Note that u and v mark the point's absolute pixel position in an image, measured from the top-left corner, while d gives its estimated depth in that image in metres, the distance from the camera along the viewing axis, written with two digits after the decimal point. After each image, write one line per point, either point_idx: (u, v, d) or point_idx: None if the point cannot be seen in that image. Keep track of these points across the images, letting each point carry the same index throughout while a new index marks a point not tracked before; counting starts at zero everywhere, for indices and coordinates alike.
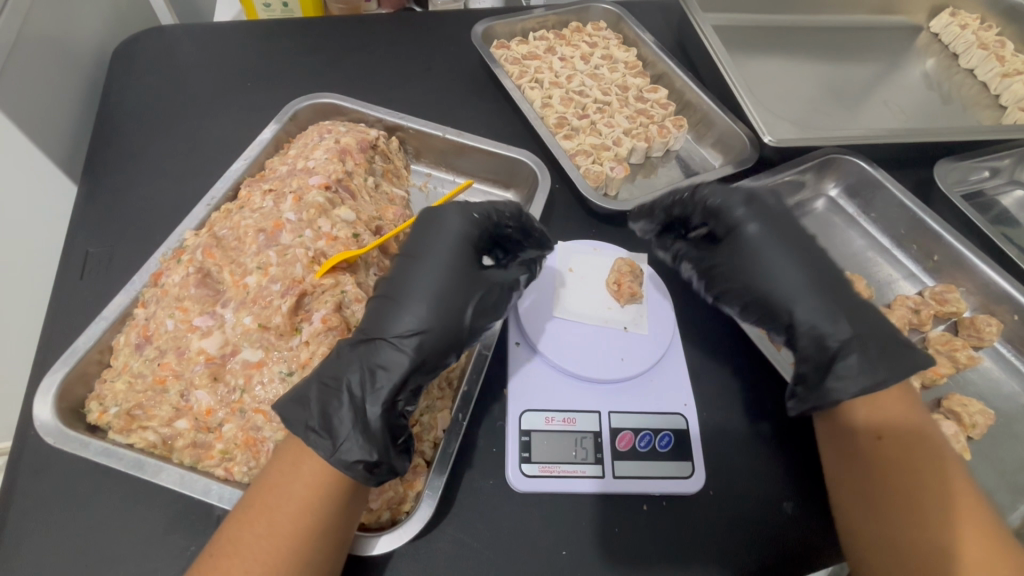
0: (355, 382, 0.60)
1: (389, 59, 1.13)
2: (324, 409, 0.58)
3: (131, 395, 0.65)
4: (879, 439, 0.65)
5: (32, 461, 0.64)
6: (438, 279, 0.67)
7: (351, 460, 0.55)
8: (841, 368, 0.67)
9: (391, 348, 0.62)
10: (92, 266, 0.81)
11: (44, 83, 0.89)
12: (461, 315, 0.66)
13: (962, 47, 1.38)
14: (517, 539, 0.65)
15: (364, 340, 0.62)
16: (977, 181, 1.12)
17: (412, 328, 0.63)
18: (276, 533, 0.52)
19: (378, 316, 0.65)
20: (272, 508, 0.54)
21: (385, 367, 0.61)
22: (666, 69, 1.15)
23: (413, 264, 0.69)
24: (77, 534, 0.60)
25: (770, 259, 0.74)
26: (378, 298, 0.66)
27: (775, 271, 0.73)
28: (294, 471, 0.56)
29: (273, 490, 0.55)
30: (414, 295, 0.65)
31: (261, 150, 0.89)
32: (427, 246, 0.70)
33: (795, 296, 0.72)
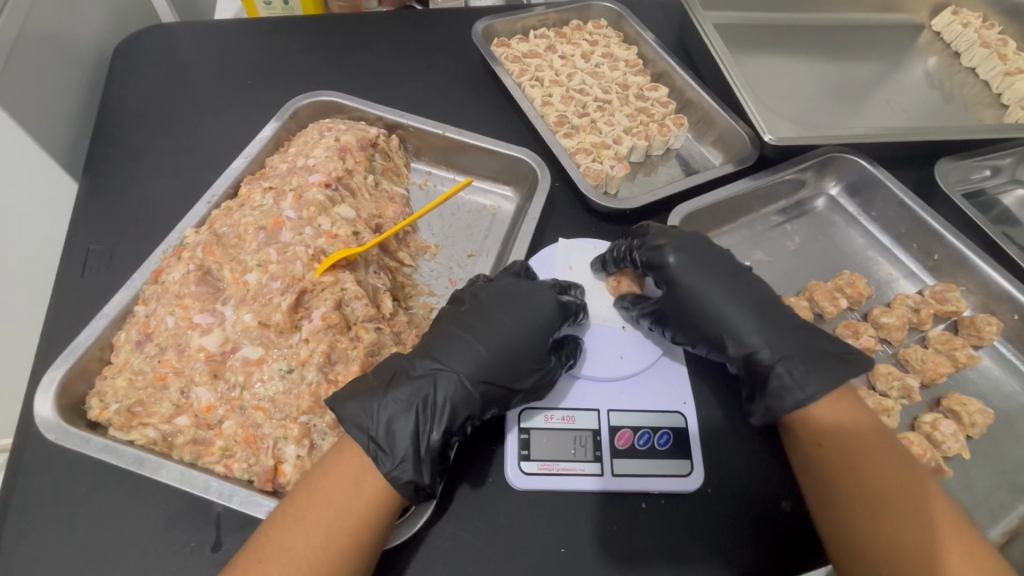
0: (425, 407, 0.62)
1: (390, 57, 1.13)
2: (390, 424, 0.61)
3: (131, 392, 0.65)
4: (825, 444, 0.66)
5: (32, 457, 0.64)
6: (512, 328, 0.70)
7: (401, 480, 0.58)
8: (778, 387, 0.68)
9: (459, 388, 0.64)
10: (92, 264, 0.81)
11: (45, 81, 0.89)
12: (519, 374, 0.67)
13: (965, 45, 1.38)
14: (515, 536, 0.65)
15: (439, 369, 0.65)
16: (978, 179, 1.12)
17: (483, 375, 0.66)
18: (332, 544, 0.54)
19: (450, 350, 0.67)
20: (328, 520, 0.55)
21: (453, 400, 0.63)
22: (667, 67, 1.15)
23: (488, 304, 0.72)
24: (79, 531, 0.60)
25: (704, 295, 0.75)
26: (454, 328, 0.69)
27: (712, 307, 0.74)
28: (353, 485, 0.57)
29: (329, 501, 0.56)
30: (487, 340, 0.68)
31: (262, 147, 0.89)
32: (507, 289, 0.73)
33: (733, 325, 0.73)
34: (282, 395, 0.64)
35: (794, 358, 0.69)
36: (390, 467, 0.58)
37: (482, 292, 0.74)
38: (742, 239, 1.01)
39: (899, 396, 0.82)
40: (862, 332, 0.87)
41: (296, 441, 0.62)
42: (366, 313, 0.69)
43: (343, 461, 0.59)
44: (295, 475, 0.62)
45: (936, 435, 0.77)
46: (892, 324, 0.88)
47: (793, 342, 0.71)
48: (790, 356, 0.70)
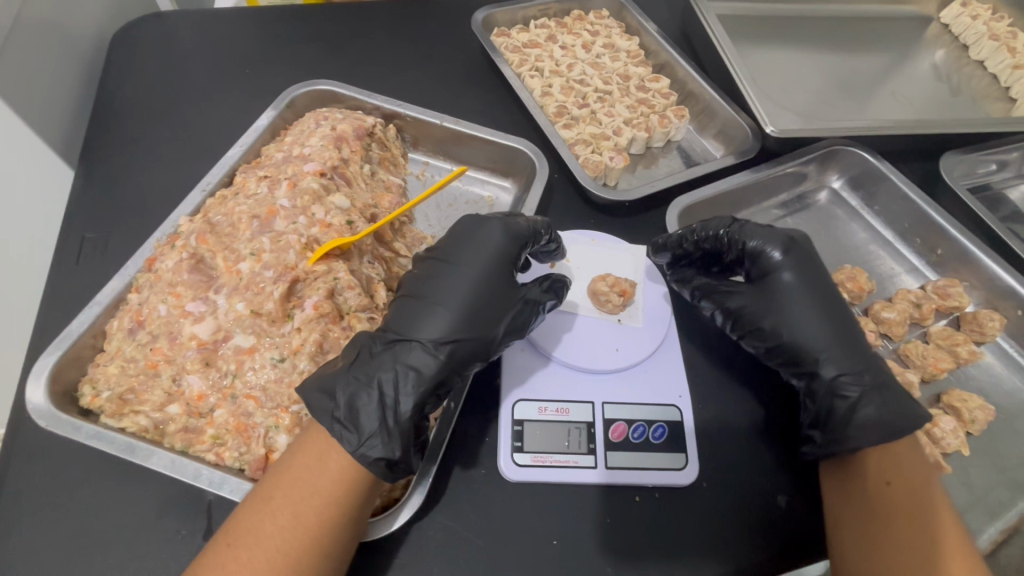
0: (390, 378, 0.61)
1: (388, 46, 1.12)
2: (353, 402, 0.59)
3: (123, 379, 0.65)
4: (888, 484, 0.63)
5: (25, 444, 0.64)
6: (471, 288, 0.68)
7: (372, 457, 0.57)
8: (862, 417, 0.67)
9: (424, 352, 0.63)
10: (87, 251, 0.81)
11: (42, 69, 0.89)
12: (489, 326, 0.67)
13: (973, 38, 1.36)
14: (507, 528, 0.65)
15: (400, 340, 0.64)
16: (985, 174, 1.10)
17: (449, 337, 0.64)
18: (300, 525, 0.53)
19: (411, 318, 0.66)
20: (295, 501, 0.55)
21: (419, 368, 0.62)
22: (669, 58, 1.13)
23: (445, 270, 0.70)
24: (70, 516, 0.60)
25: (798, 308, 0.73)
26: (409, 299, 0.68)
27: (804, 321, 0.73)
28: (321, 466, 0.57)
29: (294, 483, 0.55)
30: (454, 301, 0.67)
31: (258, 136, 0.89)
32: (462, 251, 0.71)
33: (819, 344, 0.71)
34: (274, 384, 0.64)
35: (874, 388, 0.69)
36: (361, 446, 0.57)
37: (434, 259, 0.71)
38: None
39: None
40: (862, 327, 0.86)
41: (287, 430, 0.62)
42: (359, 303, 0.69)
43: (314, 441, 0.58)
44: None
45: (937, 432, 0.76)
46: (893, 319, 0.87)
47: (875, 371, 0.70)
48: (873, 385, 0.69)
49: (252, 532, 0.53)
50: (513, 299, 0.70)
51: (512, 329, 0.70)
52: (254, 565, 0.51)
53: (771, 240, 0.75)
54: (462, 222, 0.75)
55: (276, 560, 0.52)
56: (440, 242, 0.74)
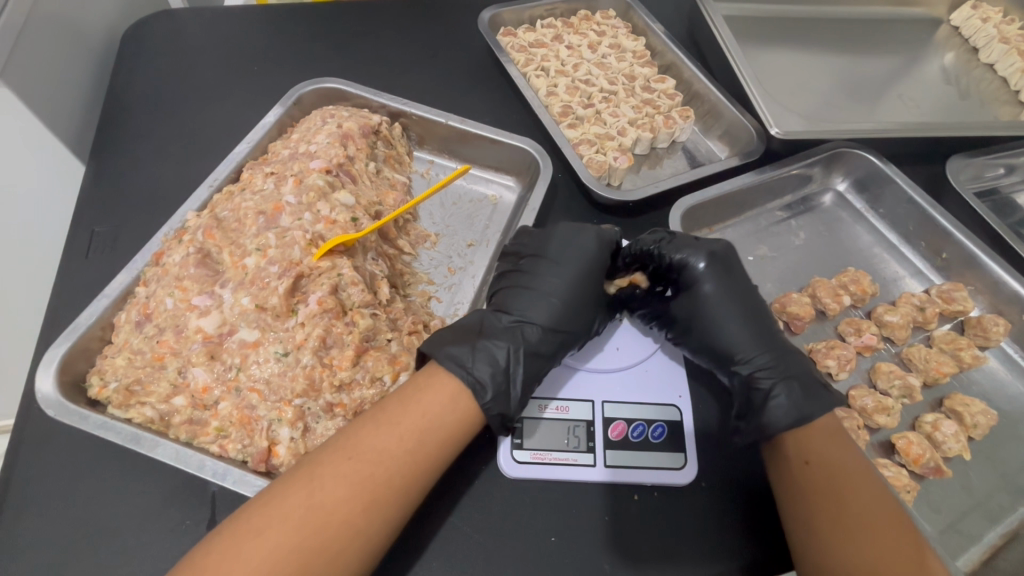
0: (513, 348, 0.68)
1: (395, 45, 1.13)
2: (482, 363, 0.66)
3: (130, 371, 0.66)
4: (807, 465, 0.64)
5: (34, 434, 0.65)
6: (582, 284, 0.75)
7: (492, 412, 0.64)
8: (775, 406, 0.69)
9: (541, 334, 0.70)
10: (97, 245, 0.82)
11: (53, 66, 0.90)
12: (593, 320, 0.74)
13: (983, 40, 1.35)
14: (505, 523, 0.65)
15: (522, 322, 0.71)
16: (992, 178, 1.10)
17: (563, 325, 0.72)
18: (418, 450, 0.58)
19: (527, 306, 0.73)
20: (422, 430, 0.59)
21: (538, 347, 0.70)
22: (675, 58, 1.13)
23: (548, 266, 0.76)
24: (76, 505, 0.61)
25: (722, 309, 0.75)
26: (521, 286, 0.75)
27: (723, 323, 0.74)
28: (450, 404, 0.62)
29: (420, 415, 0.60)
30: (566, 293, 0.74)
31: (265, 133, 0.90)
32: (567, 246, 0.77)
33: (739, 341, 0.74)
34: (277, 377, 0.65)
35: (788, 379, 0.71)
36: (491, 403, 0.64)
37: (541, 253, 0.77)
38: (747, 233, 1.00)
39: (900, 394, 0.81)
40: (865, 330, 0.86)
41: (289, 423, 0.63)
42: (362, 299, 0.70)
43: (444, 381, 0.64)
44: (288, 457, 0.62)
45: (937, 435, 0.76)
46: (896, 322, 0.87)
47: (792, 364, 0.72)
48: (787, 377, 0.71)
49: (378, 450, 0.57)
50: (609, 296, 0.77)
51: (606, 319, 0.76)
52: (375, 478, 0.55)
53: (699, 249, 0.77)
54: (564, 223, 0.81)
55: (392, 480, 0.56)
56: (541, 237, 0.79)
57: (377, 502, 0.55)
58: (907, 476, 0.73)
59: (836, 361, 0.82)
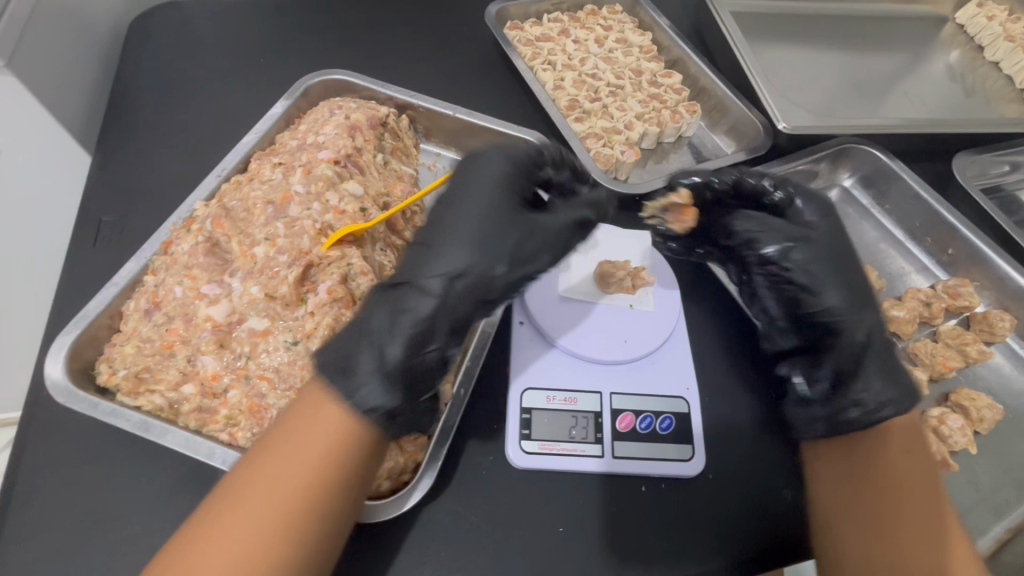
0: (394, 318, 0.56)
1: (402, 38, 1.12)
2: (351, 355, 0.55)
3: (139, 359, 0.66)
4: (900, 457, 0.63)
5: (43, 421, 0.65)
6: (476, 218, 0.62)
7: (366, 407, 0.53)
8: (878, 372, 0.66)
9: (419, 293, 0.57)
10: (105, 234, 0.82)
11: (60, 56, 0.90)
12: (495, 258, 0.60)
13: (988, 39, 1.35)
14: (514, 515, 0.65)
15: (402, 284, 0.59)
16: (997, 175, 1.09)
17: (453, 273, 0.58)
18: (295, 483, 0.50)
19: (414, 265, 0.60)
20: (291, 463, 0.51)
21: (418, 313, 0.56)
22: (681, 54, 1.13)
23: (454, 200, 0.64)
24: (86, 492, 0.61)
25: (839, 269, 0.70)
26: (415, 246, 0.62)
27: (841, 280, 0.69)
28: (318, 424, 0.53)
29: (298, 451, 0.51)
30: (465, 225, 0.61)
31: (273, 124, 0.89)
32: (471, 182, 0.66)
33: (855, 302, 0.68)
34: (286, 366, 0.64)
35: (888, 348, 0.68)
36: (357, 394, 0.53)
37: (440, 204, 0.65)
38: None
39: None
40: None
41: None
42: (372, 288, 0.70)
43: (313, 404, 0.54)
44: None
45: (944, 429, 0.76)
46: (902, 317, 0.87)
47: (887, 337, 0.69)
48: (888, 347, 0.68)
49: (249, 493, 0.50)
50: (519, 228, 0.62)
51: (520, 263, 0.62)
52: (253, 528, 0.48)
53: (814, 200, 0.75)
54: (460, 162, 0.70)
55: (299, 516, 0.49)
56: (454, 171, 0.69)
57: (271, 555, 0.48)
58: None
59: None
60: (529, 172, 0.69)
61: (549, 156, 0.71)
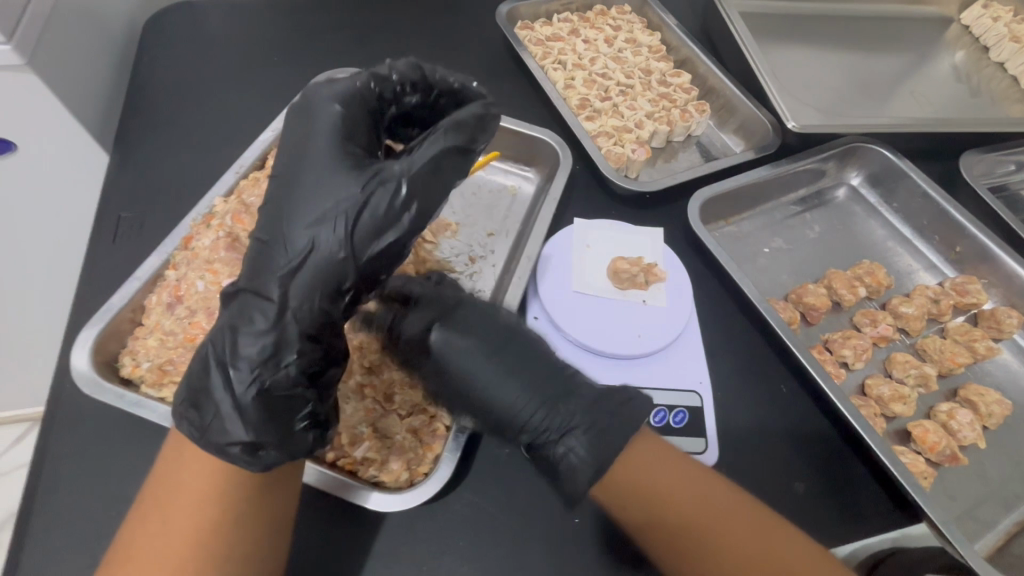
0: (238, 334, 0.53)
1: (414, 38, 1.13)
2: (201, 390, 0.53)
3: (163, 352, 0.67)
4: (647, 484, 0.60)
5: (68, 412, 0.66)
6: (315, 181, 0.57)
7: (229, 443, 0.51)
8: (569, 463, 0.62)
9: (262, 304, 0.53)
10: (124, 231, 0.83)
11: (78, 54, 0.91)
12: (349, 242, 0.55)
13: (994, 39, 1.36)
14: (530, 506, 0.67)
15: (247, 294, 0.54)
16: (1003, 174, 1.10)
17: (293, 271, 0.54)
18: (178, 534, 0.52)
19: (259, 267, 0.55)
20: (170, 515, 0.52)
21: (262, 330, 0.53)
22: (690, 54, 1.14)
23: (288, 163, 0.59)
24: (112, 482, 0.63)
25: (476, 376, 0.67)
26: (256, 246, 0.56)
27: (506, 390, 0.66)
28: (188, 476, 0.54)
29: (174, 504, 0.53)
30: (293, 200, 0.57)
31: (288, 122, 0.90)
32: (299, 140, 0.60)
33: (519, 407, 0.65)
34: None
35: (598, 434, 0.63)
36: (210, 426, 0.52)
37: (278, 179, 0.59)
38: (762, 226, 1.00)
39: (915, 384, 0.83)
40: (880, 321, 0.87)
41: None
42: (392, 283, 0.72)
43: (172, 459, 0.55)
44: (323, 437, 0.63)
45: (953, 424, 0.77)
46: (911, 313, 0.88)
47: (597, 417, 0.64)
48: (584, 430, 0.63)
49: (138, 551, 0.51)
50: (355, 182, 0.56)
51: (377, 234, 0.56)
52: None
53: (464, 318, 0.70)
54: (291, 109, 0.64)
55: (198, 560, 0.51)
56: (287, 117, 0.64)
57: None
58: (924, 463, 0.74)
59: (852, 351, 0.83)
60: (368, 105, 0.65)
61: (395, 76, 0.66)
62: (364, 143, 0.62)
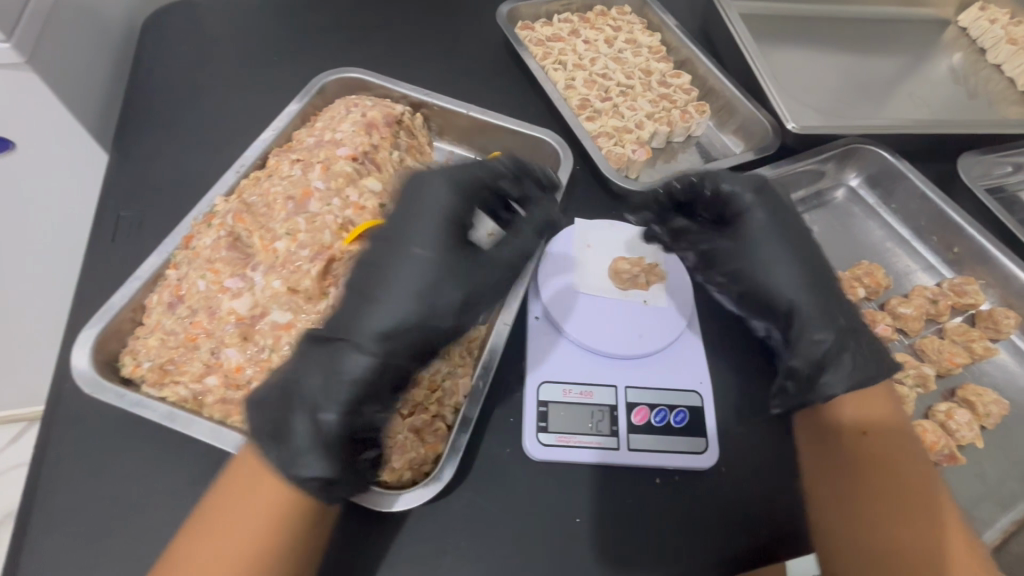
0: (333, 380, 0.55)
1: (414, 37, 1.13)
2: (282, 420, 0.53)
3: (163, 351, 0.67)
4: (862, 438, 0.67)
5: (67, 413, 0.66)
6: (422, 256, 0.60)
7: (307, 477, 0.52)
8: (831, 360, 0.67)
9: (356, 355, 0.56)
10: (123, 230, 0.83)
11: (77, 52, 0.90)
12: (439, 312, 0.59)
13: (990, 42, 1.37)
14: (531, 506, 0.67)
15: (341, 342, 0.57)
16: (1001, 175, 1.11)
17: (393, 331, 0.57)
18: (223, 555, 0.53)
19: (352, 316, 0.59)
20: (222, 536, 0.54)
21: (357, 379, 0.55)
22: (690, 54, 1.14)
23: (393, 234, 0.62)
24: (111, 483, 0.62)
25: (778, 264, 0.71)
26: (359, 296, 0.60)
27: (777, 267, 0.71)
28: (244, 499, 0.55)
29: (229, 526, 0.54)
30: (399, 263, 0.60)
31: (289, 121, 0.90)
32: (412, 211, 0.63)
33: (790, 287, 0.70)
34: None
35: (847, 333, 0.68)
36: (295, 461, 0.52)
37: (389, 238, 0.62)
38: None
39: (914, 384, 0.83)
40: (879, 321, 0.88)
41: None
42: None
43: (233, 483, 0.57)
44: None
45: (951, 424, 0.77)
46: (909, 314, 0.88)
47: (840, 312, 0.69)
48: (845, 331, 0.68)
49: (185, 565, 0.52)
50: (461, 261, 0.62)
51: (469, 309, 0.62)
52: None
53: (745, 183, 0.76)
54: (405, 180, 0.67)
55: None
56: (401, 189, 0.66)
57: None
58: None
59: None
60: (474, 191, 0.66)
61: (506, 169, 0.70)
62: (466, 223, 0.65)
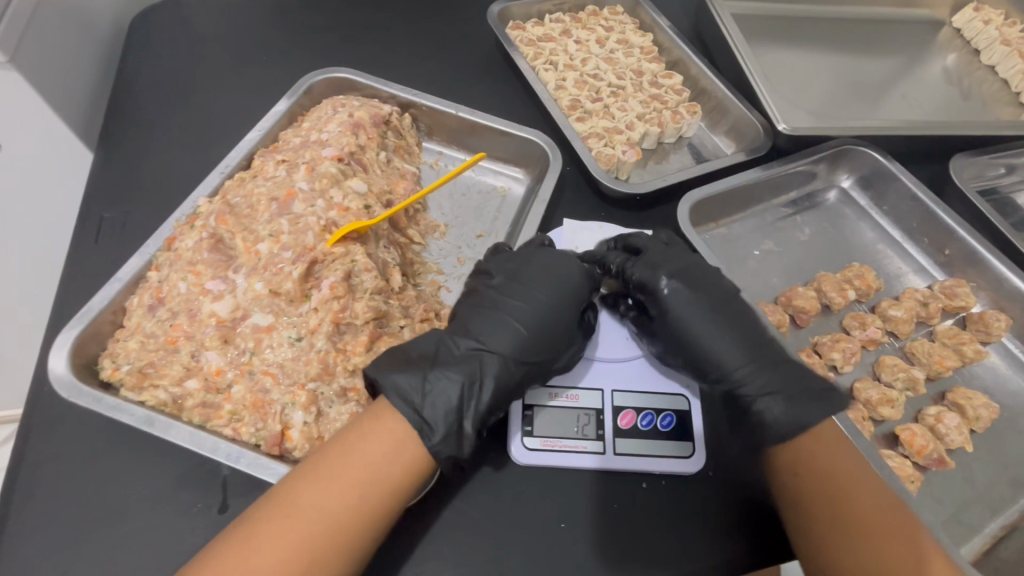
0: (477, 382, 0.64)
1: (405, 37, 1.12)
2: (429, 397, 0.61)
3: (143, 354, 0.66)
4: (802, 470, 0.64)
5: (43, 417, 0.65)
6: (554, 300, 0.72)
7: (441, 455, 0.59)
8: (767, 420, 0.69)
9: (496, 362, 0.66)
10: (106, 230, 0.82)
11: (63, 52, 0.90)
12: (558, 353, 0.70)
13: (985, 43, 1.37)
14: (514, 512, 0.66)
15: (479, 349, 0.67)
16: (992, 177, 1.10)
17: (525, 357, 0.67)
18: (340, 497, 0.54)
19: (489, 327, 0.69)
20: (347, 475, 0.55)
21: (497, 379, 0.65)
22: (682, 55, 1.14)
23: (522, 277, 0.74)
24: (88, 488, 0.61)
25: (707, 333, 0.73)
26: (495, 313, 0.71)
27: (710, 338, 0.73)
28: (390, 450, 0.57)
29: (352, 470, 0.55)
30: (535, 294, 0.72)
31: (276, 121, 0.90)
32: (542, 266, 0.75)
33: (723, 352, 0.73)
34: (291, 361, 0.65)
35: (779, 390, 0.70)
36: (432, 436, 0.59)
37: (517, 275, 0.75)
38: (752, 228, 1.00)
39: (903, 387, 0.83)
40: (869, 324, 0.87)
41: (303, 407, 0.63)
42: (375, 285, 0.70)
43: (362, 426, 0.59)
44: (300, 441, 0.62)
45: (940, 428, 0.77)
46: (899, 317, 0.88)
47: (774, 374, 0.71)
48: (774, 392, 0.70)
49: (288, 500, 0.53)
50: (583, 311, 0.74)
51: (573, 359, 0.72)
52: (311, 538, 0.52)
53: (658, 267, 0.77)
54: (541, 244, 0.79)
55: (343, 535, 0.53)
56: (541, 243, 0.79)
57: (314, 562, 0.51)
58: (911, 467, 0.74)
59: (841, 354, 0.83)
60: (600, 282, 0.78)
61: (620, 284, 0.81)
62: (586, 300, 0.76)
